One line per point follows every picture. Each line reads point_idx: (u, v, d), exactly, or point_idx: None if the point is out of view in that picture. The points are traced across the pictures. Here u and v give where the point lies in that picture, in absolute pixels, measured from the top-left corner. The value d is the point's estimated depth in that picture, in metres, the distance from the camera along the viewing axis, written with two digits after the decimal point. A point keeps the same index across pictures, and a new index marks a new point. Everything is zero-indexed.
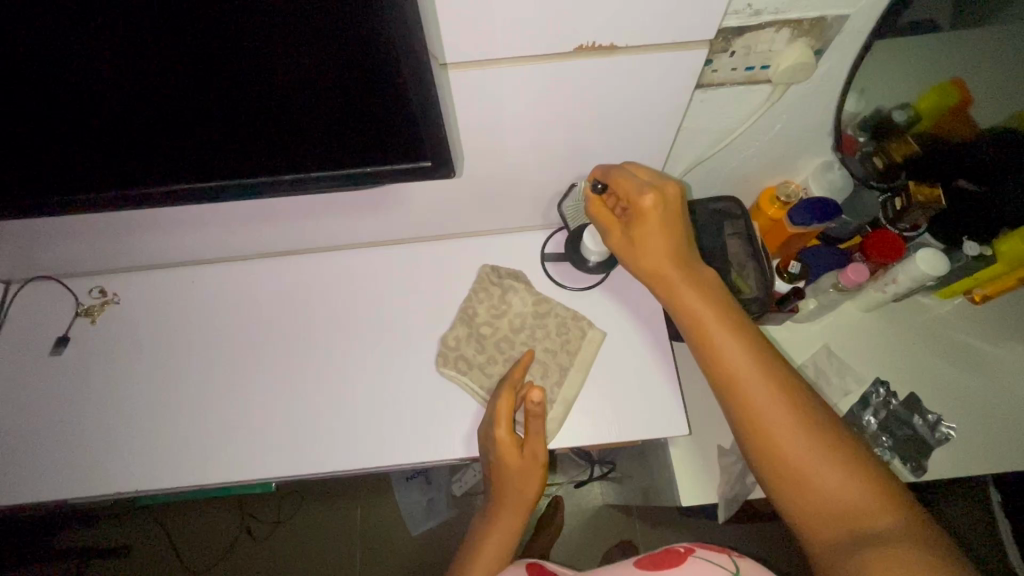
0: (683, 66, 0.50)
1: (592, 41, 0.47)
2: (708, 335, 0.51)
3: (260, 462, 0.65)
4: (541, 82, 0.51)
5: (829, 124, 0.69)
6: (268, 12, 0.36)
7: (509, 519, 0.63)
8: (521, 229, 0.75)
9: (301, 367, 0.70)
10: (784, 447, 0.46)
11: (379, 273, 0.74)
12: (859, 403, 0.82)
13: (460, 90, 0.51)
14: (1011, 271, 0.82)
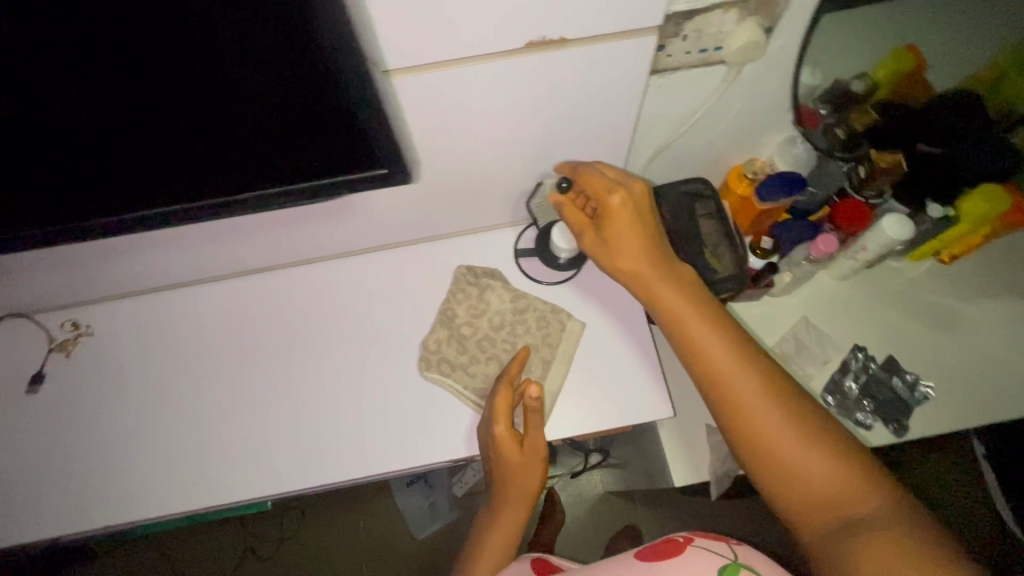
0: (633, 54, 0.50)
1: (546, 35, 0.47)
2: (689, 334, 0.52)
3: (250, 481, 0.65)
4: (498, 81, 0.51)
5: (787, 99, 0.70)
6: (198, 31, 0.35)
7: (512, 514, 0.63)
8: (495, 227, 0.75)
9: (285, 383, 0.69)
10: (768, 436, 0.47)
11: (355, 282, 0.74)
12: (840, 370, 0.84)
13: (414, 93, 0.51)
14: (976, 231, 0.84)
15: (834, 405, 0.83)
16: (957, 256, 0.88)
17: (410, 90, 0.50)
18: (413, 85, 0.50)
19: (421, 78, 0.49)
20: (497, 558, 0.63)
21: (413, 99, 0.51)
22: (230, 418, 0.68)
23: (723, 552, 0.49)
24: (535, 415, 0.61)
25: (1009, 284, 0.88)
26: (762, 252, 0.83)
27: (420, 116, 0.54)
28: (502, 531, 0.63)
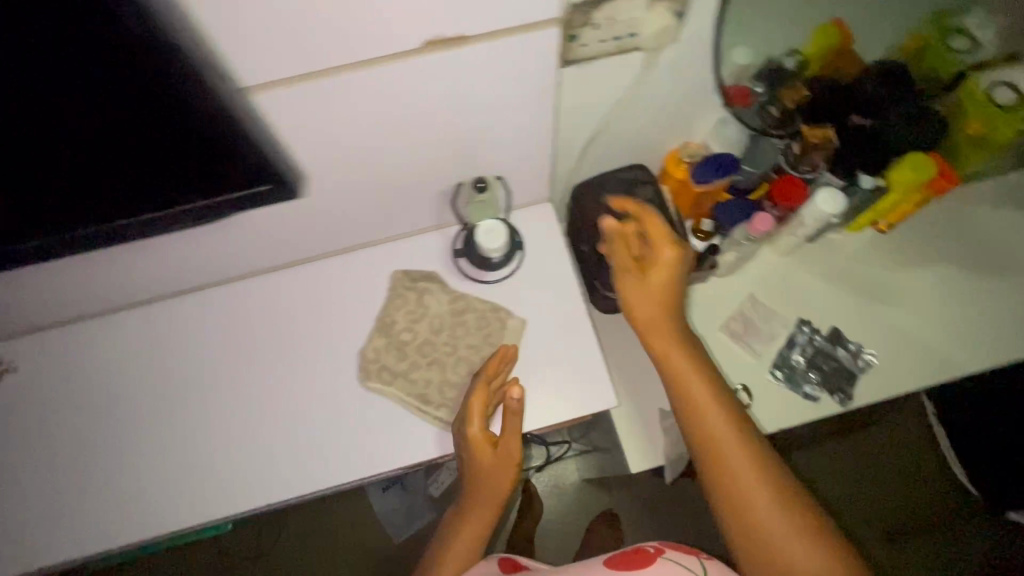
0: (538, 47, 0.50)
1: (444, 32, 0.46)
2: (688, 395, 0.54)
3: (192, 507, 0.64)
4: (404, 83, 0.50)
5: (712, 80, 0.70)
6: (57, 92, 0.39)
7: (475, 526, 0.60)
8: (421, 232, 0.73)
9: (226, 405, 0.68)
10: (754, 505, 0.47)
11: (288, 296, 0.71)
12: (789, 343, 0.86)
13: (314, 100, 0.49)
14: (908, 197, 0.85)
15: (783, 379, 0.84)
16: (894, 223, 0.90)
17: (308, 99, 0.48)
18: (311, 93, 0.48)
19: (318, 84, 0.47)
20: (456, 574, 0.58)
21: (316, 106, 0.49)
22: (172, 445, 0.66)
23: (693, 566, 0.50)
24: (512, 418, 0.61)
25: (943, 247, 0.90)
26: (702, 234, 0.84)
27: (326, 124, 0.51)
28: (463, 542, 0.59)
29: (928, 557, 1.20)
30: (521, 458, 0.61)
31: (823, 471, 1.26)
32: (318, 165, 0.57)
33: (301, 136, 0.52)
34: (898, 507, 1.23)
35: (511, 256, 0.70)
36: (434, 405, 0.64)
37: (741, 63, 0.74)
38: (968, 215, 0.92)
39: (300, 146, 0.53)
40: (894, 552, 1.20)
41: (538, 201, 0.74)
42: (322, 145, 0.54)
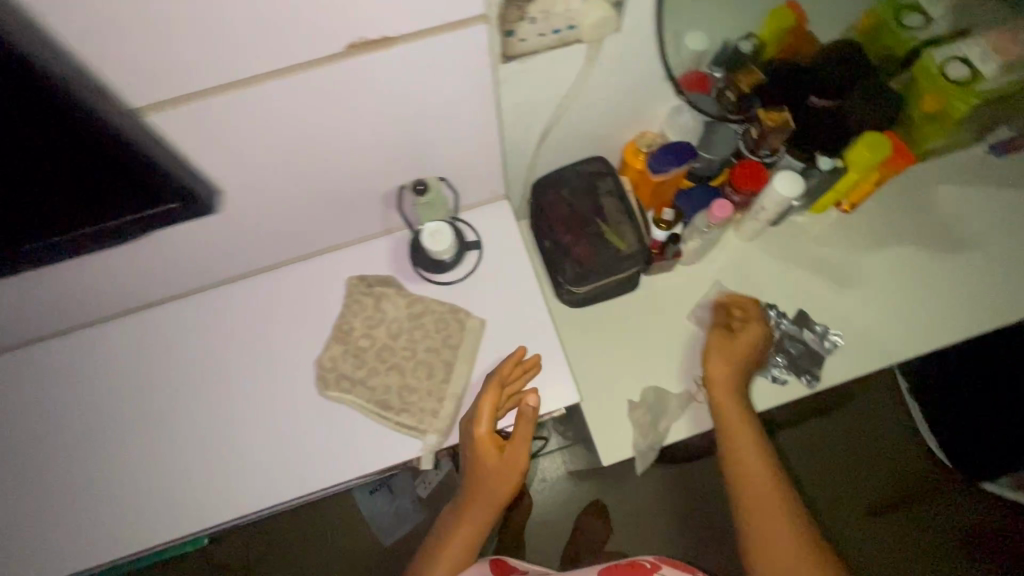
0: (470, 45, 0.50)
1: (366, 36, 0.46)
2: (733, 437, 0.69)
3: (152, 526, 0.63)
4: (335, 88, 0.50)
5: (661, 68, 0.69)
6: None
7: (478, 518, 0.63)
8: (370, 238, 0.73)
9: (183, 421, 0.66)
10: (773, 531, 0.61)
11: (245, 307, 0.71)
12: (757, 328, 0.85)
13: (246, 109, 0.49)
14: (866, 177, 0.85)
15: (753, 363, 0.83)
16: (856, 203, 0.90)
17: (239, 107, 0.49)
18: (239, 102, 0.48)
19: (246, 93, 0.48)
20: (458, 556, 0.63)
21: (248, 115, 0.50)
22: (128, 465, 0.65)
23: None
24: (526, 423, 0.62)
25: (906, 225, 0.90)
26: (665, 225, 0.82)
27: (260, 130, 0.52)
28: (465, 535, 0.63)
29: (911, 530, 1.22)
30: (525, 464, 0.62)
31: (804, 451, 1.27)
32: (259, 170, 0.56)
33: (236, 144, 0.52)
34: (880, 483, 1.25)
35: (461, 253, 0.70)
36: (395, 410, 0.64)
37: (700, 48, 0.75)
38: (928, 192, 0.92)
39: (237, 155, 0.53)
40: (877, 525, 1.22)
41: (496, 199, 0.74)
42: (259, 150, 0.54)
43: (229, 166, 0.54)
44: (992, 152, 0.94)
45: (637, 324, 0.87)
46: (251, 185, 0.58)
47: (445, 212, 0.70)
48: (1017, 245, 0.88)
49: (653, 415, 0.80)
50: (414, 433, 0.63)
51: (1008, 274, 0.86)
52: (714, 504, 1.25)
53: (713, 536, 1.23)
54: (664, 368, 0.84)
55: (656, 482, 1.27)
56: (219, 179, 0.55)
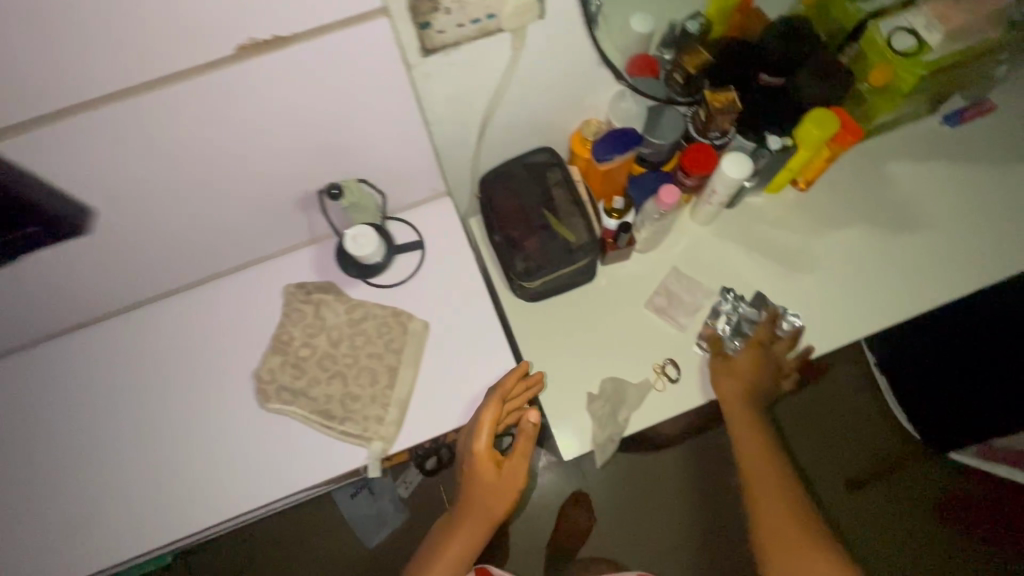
0: (373, 41, 0.49)
1: (257, 36, 0.45)
2: (746, 463, 0.72)
3: (90, 550, 0.61)
4: (237, 92, 0.49)
5: (595, 53, 0.68)
6: None
7: (474, 528, 0.66)
8: (295, 248, 0.71)
9: (125, 440, 0.65)
10: (787, 547, 0.63)
11: (184, 320, 0.69)
12: (717, 315, 0.83)
13: (146, 118, 0.48)
14: (818, 153, 0.83)
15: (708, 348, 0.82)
16: (812, 180, 0.89)
17: (138, 116, 0.48)
18: (137, 111, 0.47)
19: (143, 102, 0.47)
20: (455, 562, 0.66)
21: (149, 122, 0.49)
22: (70, 487, 0.63)
23: None
24: (526, 439, 0.65)
25: (860, 200, 0.90)
26: (616, 214, 0.80)
27: (167, 137, 0.51)
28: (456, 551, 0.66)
29: (888, 502, 1.23)
30: (521, 483, 0.65)
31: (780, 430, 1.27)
32: (177, 178, 0.55)
33: (146, 153, 0.52)
34: (855, 457, 1.25)
35: (390, 255, 0.68)
36: (339, 419, 0.63)
37: (643, 31, 0.74)
38: (882, 166, 0.92)
39: (150, 164, 0.53)
40: (855, 500, 1.23)
41: (436, 196, 0.72)
42: (174, 159, 0.53)
43: (142, 175, 0.54)
44: (945, 123, 0.94)
45: (594, 314, 0.86)
46: (169, 192, 0.57)
47: (373, 212, 0.67)
48: (970, 216, 0.88)
49: (613, 407, 0.79)
50: (360, 441, 0.63)
51: (961, 245, 0.86)
52: (693, 487, 1.25)
53: (694, 519, 1.23)
54: (623, 358, 0.83)
55: (636, 469, 1.26)
56: (128, 187, 0.54)
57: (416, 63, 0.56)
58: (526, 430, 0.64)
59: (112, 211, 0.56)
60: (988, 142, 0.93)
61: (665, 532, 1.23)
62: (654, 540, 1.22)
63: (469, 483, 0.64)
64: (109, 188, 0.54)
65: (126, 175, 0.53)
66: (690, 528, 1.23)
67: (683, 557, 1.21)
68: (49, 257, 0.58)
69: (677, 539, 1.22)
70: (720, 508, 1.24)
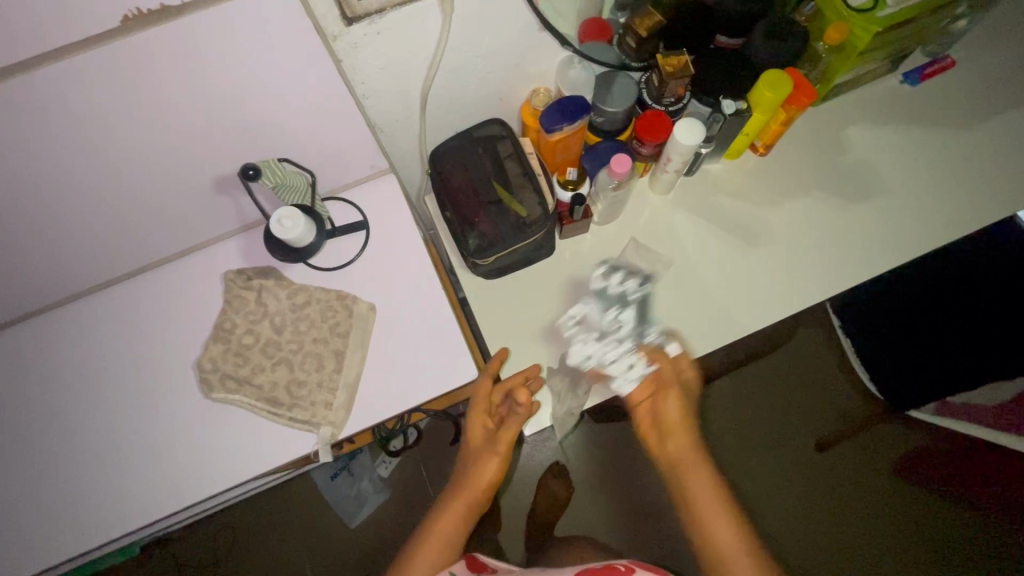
0: (273, 9, 0.45)
1: (141, 6, 0.42)
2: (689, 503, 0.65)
3: (39, 539, 0.61)
4: (130, 71, 0.46)
5: (533, 18, 0.65)
6: None
7: (464, 509, 0.70)
8: (228, 235, 0.71)
9: (73, 431, 0.65)
10: None
11: (129, 308, 0.69)
12: (597, 321, 0.80)
13: (32, 99, 0.45)
14: (773, 116, 0.82)
15: (616, 359, 0.76)
16: (770, 144, 0.88)
17: (23, 96, 0.45)
18: (20, 92, 0.44)
19: (25, 81, 0.44)
20: (444, 550, 0.66)
21: (42, 105, 0.46)
22: (14, 483, 0.63)
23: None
24: (523, 412, 0.75)
25: (818, 164, 0.89)
26: (571, 185, 0.80)
27: (67, 119, 0.48)
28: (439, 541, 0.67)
29: (855, 459, 1.26)
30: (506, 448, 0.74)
31: (749, 395, 1.30)
32: (95, 161, 0.54)
33: (49, 138, 0.49)
34: (824, 419, 1.28)
35: (322, 239, 0.67)
36: (286, 406, 0.63)
37: None
38: (841, 129, 0.91)
39: (55, 149, 0.51)
40: (824, 459, 1.26)
41: (378, 173, 0.72)
42: (87, 146, 0.52)
43: (54, 162, 0.52)
44: (905, 82, 0.93)
45: (552, 289, 0.85)
46: (88, 180, 0.55)
47: (304, 191, 0.66)
48: (926, 177, 0.87)
49: (573, 380, 0.79)
50: (307, 427, 0.63)
51: (921, 206, 0.86)
52: None
53: None
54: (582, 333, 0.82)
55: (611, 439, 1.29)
56: (39, 176, 0.53)
57: (339, 32, 0.54)
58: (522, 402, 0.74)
59: (31, 201, 0.55)
60: (945, 101, 0.92)
61: (642, 499, 1.25)
62: (632, 508, 1.24)
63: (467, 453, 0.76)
64: (22, 174, 0.52)
65: (35, 163, 0.51)
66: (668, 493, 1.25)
67: (660, 523, 1.23)
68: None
69: (655, 507, 1.24)
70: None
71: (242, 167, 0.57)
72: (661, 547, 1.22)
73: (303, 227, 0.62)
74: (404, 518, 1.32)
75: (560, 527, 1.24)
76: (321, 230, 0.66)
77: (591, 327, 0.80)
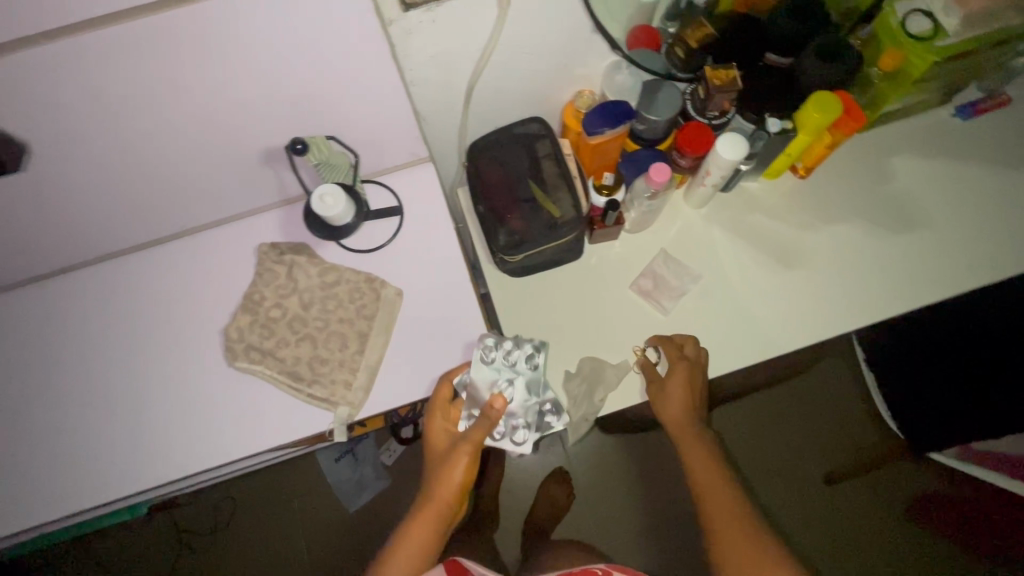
0: None
1: None
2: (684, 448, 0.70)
3: (58, 490, 0.63)
4: (192, 37, 0.47)
5: (587, 19, 0.65)
6: None
7: (427, 524, 0.60)
8: (267, 209, 0.72)
9: (97, 387, 0.66)
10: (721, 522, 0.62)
11: (162, 272, 0.70)
12: (484, 395, 0.63)
13: (98, 57, 0.46)
14: (818, 139, 0.80)
15: (500, 438, 0.66)
16: (812, 167, 0.87)
17: (91, 53, 0.46)
18: (87, 48, 0.46)
19: (93, 38, 0.45)
20: (407, 564, 0.59)
21: (106, 64, 0.47)
22: (40, 434, 0.65)
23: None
24: (485, 423, 0.60)
25: (858, 191, 0.87)
26: (606, 190, 0.79)
27: (126, 80, 0.49)
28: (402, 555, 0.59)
29: (866, 496, 1.23)
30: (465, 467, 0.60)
31: (761, 420, 1.28)
32: (148, 125, 0.55)
33: (108, 99, 0.51)
34: (837, 452, 1.25)
35: (359, 221, 0.67)
36: (306, 382, 0.64)
37: None
38: (885, 158, 0.89)
39: (111, 108, 0.52)
40: (833, 493, 1.24)
41: (416, 161, 0.72)
42: (142, 108, 0.53)
43: (109, 122, 0.53)
44: (957, 114, 0.91)
45: (577, 292, 0.84)
46: (140, 142, 0.57)
47: (346, 171, 0.67)
48: (969, 214, 0.85)
49: (590, 385, 0.78)
50: (326, 405, 0.63)
51: (961, 243, 0.84)
52: (675, 470, 1.25)
53: (673, 502, 1.24)
54: (603, 339, 0.82)
55: (619, 450, 1.27)
56: (96, 135, 0.54)
57: (395, 16, 0.54)
58: (489, 414, 0.60)
59: (84, 158, 0.56)
60: (996, 138, 0.89)
61: (644, 513, 1.23)
62: (634, 521, 1.23)
63: (430, 460, 0.63)
64: (78, 131, 0.53)
65: (91, 120, 0.52)
66: (669, 509, 1.23)
67: (657, 539, 1.22)
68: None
69: (657, 523, 1.23)
70: (740, 452, 1.26)
71: (293, 140, 0.60)
72: (659, 563, 1.20)
73: (342, 208, 0.63)
74: (403, 507, 1.33)
75: (557, 531, 1.23)
76: (359, 212, 0.67)
77: (478, 400, 0.64)
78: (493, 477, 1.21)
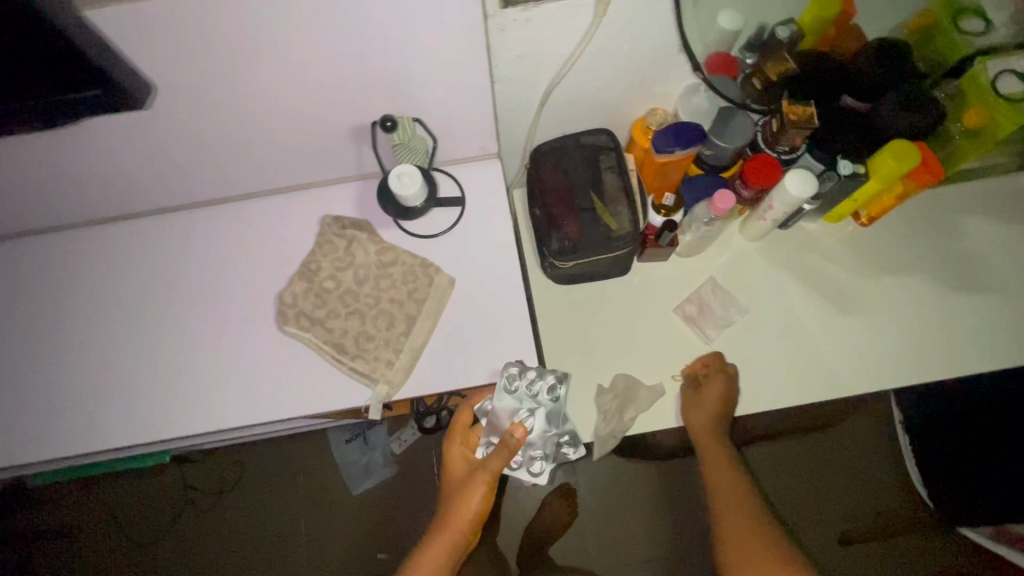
0: None
1: None
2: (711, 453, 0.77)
3: (101, 423, 0.65)
4: (306, 6, 0.49)
5: (676, 37, 0.65)
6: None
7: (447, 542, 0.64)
8: (334, 182, 0.74)
9: (152, 331, 0.68)
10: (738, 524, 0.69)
11: (227, 230, 0.72)
12: (504, 422, 0.64)
13: (216, 14, 0.49)
14: (889, 188, 0.78)
15: (517, 467, 0.65)
16: (876, 217, 0.85)
17: (210, 10, 0.48)
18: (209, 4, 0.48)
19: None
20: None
21: (222, 22, 0.49)
22: (93, 367, 0.67)
23: None
24: (504, 452, 0.63)
25: (922, 245, 0.85)
26: (664, 211, 0.77)
27: (237, 41, 0.52)
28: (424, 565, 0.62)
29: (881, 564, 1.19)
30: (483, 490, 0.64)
31: (783, 467, 1.24)
32: (245, 86, 0.57)
33: (216, 56, 0.53)
34: (858, 513, 1.21)
35: (428, 206, 0.68)
36: (349, 356, 0.64)
37: (729, 28, 0.72)
38: (954, 216, 0.86)
39: (219, 66, 0.54)
40: (847, 554, 1.19)
41: (484, 156, 0.73)
42: (246, 68, 0.55)
43: (211, 79, 0.55)
44: None
45: (621, 308, 0.83)
46: (234, 101, 0.59)
47: (422, 155, 0.68)
48: None
49: (622, 403, 0.77)
50: (366, 380, 0.64)
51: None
52: (687, 504, 1.22)
53: (680, 536, 1.21)
54: (640, 358, 0.81)
55: (633, 476, 1.24)
56: (197, 89, 0.56)
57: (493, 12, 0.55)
58: (508, 443, 0.62)
59: (180, 110, 0.59)
60: None
61: (649, 543, 1.21)
62: (636, 549, 1.20)
63: (452, 484, 0.68)
64: (182, 83, 0.56)
65: (196, 75, 0.55)
66: (675, 543, 1.21)
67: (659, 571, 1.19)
68: (101, 132, 0.60)
69: (661, 554, 1.20)
70: (779, 496, 1.22)
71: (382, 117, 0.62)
72: None
73: (414, 192, 0.64)
74: (406, 498, 1.33)
75: (557, 547, 1.21)
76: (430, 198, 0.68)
77: (497, 424, 0.64)
78: (500, 483, 1.20)
